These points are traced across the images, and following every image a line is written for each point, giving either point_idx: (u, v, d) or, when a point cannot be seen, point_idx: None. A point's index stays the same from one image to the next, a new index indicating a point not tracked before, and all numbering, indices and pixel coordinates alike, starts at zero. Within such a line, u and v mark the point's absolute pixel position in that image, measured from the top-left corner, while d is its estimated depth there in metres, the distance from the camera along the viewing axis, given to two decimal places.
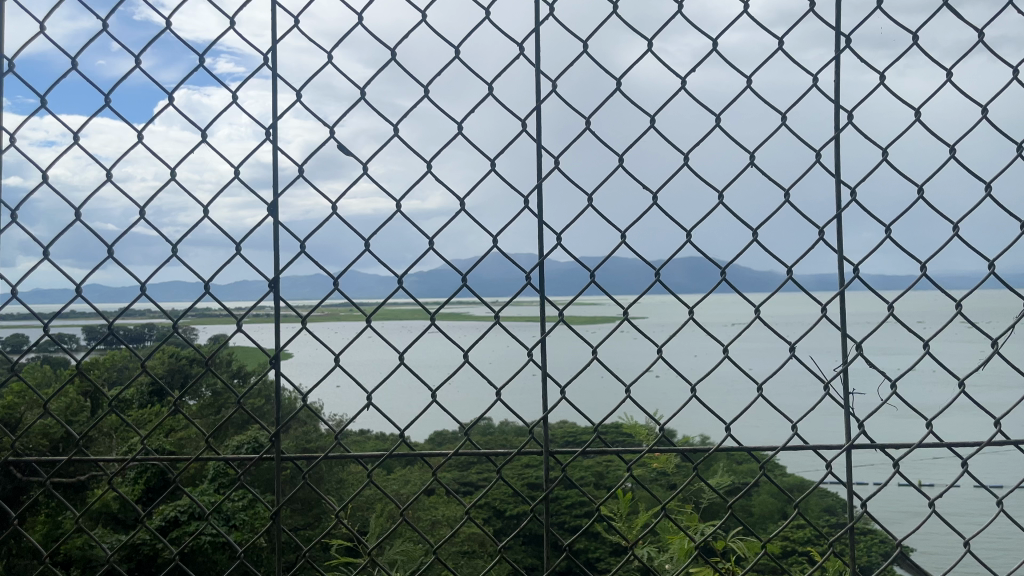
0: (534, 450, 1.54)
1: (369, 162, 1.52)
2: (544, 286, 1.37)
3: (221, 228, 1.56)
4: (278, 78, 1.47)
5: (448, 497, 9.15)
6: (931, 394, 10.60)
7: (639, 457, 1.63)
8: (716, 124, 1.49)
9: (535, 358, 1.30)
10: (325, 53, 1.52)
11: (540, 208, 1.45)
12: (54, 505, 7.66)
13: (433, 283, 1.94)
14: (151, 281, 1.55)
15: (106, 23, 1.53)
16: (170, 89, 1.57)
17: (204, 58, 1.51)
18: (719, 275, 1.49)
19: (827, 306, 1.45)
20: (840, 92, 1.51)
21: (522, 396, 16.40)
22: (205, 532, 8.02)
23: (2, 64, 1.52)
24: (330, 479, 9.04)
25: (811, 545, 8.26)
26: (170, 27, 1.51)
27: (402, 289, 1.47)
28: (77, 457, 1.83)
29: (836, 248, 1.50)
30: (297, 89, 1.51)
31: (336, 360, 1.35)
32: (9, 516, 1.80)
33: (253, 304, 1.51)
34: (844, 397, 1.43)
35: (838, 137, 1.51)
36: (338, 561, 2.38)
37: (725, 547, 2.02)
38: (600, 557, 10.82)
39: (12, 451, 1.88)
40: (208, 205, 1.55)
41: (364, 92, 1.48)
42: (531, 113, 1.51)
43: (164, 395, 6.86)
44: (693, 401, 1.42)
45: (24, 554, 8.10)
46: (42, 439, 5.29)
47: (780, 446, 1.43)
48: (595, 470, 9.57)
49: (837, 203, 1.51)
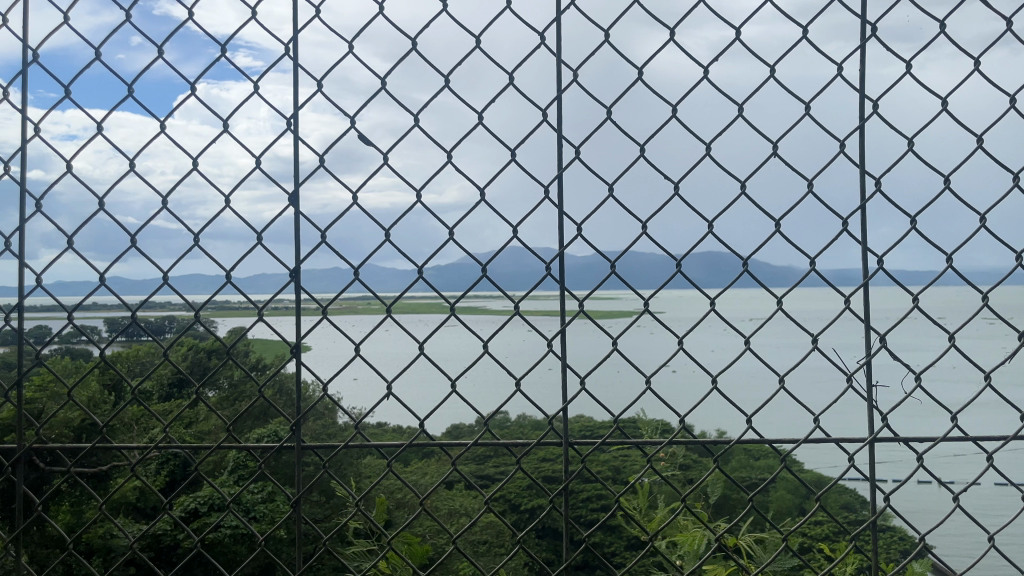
0: (553, 441, 1.52)
1: (390, 153, 1.46)
2: (564, 277, 1.33)
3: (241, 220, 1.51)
4: (298, 68, 1.44)
5: (466, 489, 9.13)
6: (956, 390, 10.42)
7: (659, 450, 1.61)
8: (740, 110, 1.46)
9: (554, 348, 1.27)
10: (346, 43, 1.44)
11: (559, 198, 1.42)
12: (77, 495, 7.72)
13: (451, 277, 1.92)
14: (171, 275, 1.51)
15: (129, 15, 1.53)
16: (192, 80, 1.51)
17: (225, 50, 1.50)
18: (741, 266, 1.44)
19: (850, 298, 1.41)
20: (866, 82, 1.49)
21: (540, 388, 16.37)
22: (225, 523, 8.07)
23: (27, 55, 1.53)
24: (348, 470, 9.05)
25: (830, 540, 8.17)
26: (191, 18, 1.50)
27: (422, 280, 1.44)
28: (98, 446, 1.82)
29: (861, 239, 1.47)
30: (318, 80, 1.47)
31: (355, 350, 1.32)
32: (33, 503, 1.79)
33: (275, 295, 1.48)
34: (867, 389, 1.40)
35: (864, 127, 1.48)
36: (355, 548, 2.37)
37: (740, 542, 1.99)
38: (617, 550, 10.78)
39: (36, 438, 1.87)
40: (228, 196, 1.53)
41: (383, 79, 1.43)
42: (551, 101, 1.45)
43: (185, 386, 6.81)
44: (715, 394, 1.37)
45: (48, 542, 8.15)
46: (64, 428, 5.31)
47: (800, 439, 1.39)
48: (613, 464, 9.53)
49: (862, 192, 1.47)
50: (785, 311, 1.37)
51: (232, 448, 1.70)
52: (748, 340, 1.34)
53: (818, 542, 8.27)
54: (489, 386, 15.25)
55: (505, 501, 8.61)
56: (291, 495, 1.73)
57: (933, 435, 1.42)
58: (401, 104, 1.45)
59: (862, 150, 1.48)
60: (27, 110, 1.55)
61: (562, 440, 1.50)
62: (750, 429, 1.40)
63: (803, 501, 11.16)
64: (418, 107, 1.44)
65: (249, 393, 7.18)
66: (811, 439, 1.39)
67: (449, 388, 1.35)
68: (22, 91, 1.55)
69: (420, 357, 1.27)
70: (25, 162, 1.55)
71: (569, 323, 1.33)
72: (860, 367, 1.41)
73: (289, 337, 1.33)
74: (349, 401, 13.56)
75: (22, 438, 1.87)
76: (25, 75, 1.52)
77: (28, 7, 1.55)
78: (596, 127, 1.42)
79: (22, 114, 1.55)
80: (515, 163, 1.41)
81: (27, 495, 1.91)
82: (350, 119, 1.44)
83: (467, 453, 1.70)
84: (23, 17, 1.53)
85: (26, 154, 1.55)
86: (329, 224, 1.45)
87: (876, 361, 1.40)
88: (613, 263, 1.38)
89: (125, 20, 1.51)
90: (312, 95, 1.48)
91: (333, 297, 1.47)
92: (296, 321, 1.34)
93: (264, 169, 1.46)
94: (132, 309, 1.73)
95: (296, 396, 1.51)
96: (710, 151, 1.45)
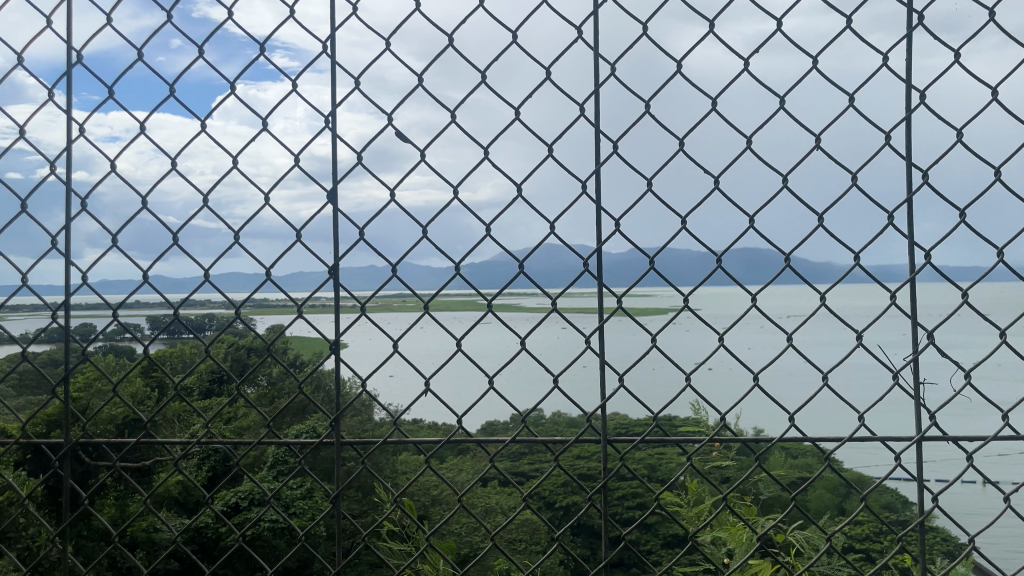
0: (592, 438, 1.52)
1: (427, 150, 1.47)
2: (602, 274, 1.32)
3: (281, 217, 1.55)
4: (335, 66, 1.45)
5: (503, 486, 9.14)
6: (1005, 389, 10.14)
7: (700, 449, 1.59)
8: (781, 102, 1.44)
9: (593, 346, 1.27)
10: (383, 41, 1.45)
11: (597, 194, 1.41)
12: (122, 489, 7.87)
13: (488, 274, 1.92)
14: (212, 271, 1.54)
15: (171, 17, 1.58)
16: (233, 79, 1.59)
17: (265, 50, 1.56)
18: (783, 262, 1.42)
19: (896, 294, 1.39)
20: (912, 73, 1.46)
21: (577, 386, 16.32)
22: (265, 517, 8.17)
23: (71, 57, 1.56)
24: (386, 467, 9.11)
25: (872, 541, 8.01)
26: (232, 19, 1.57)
27: (460, 277, 1.45)
28: (142, 441, 1.86)
29: (906, 234, 1.44)
30: (355, 78, 1.49)
31: (394, 346, 1.33)
32: (79, 497, 1.83)
33: (314, 293, 1.50)
34: (914, 387, 1.38)
35: (909, 119, 1.45)
36: (393, 544, 2.39)
37: (786, 540, 1.97)
38: (654, 548, 10.70)
39: (82, 433, 1.92)
40: (268, 193, 1.60)
41: (420, 78, 1.45)
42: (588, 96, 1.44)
43: (225, 382, 6.91)
44: (757, 392, 1.36)
45: (94, 535, 8.33)
46: (109, 423, 5.42)
47: (845, 437, 1.38)
48: (650, 462, 9.45)
49: (907, 186, 1.44)
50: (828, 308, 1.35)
51: (271, 445, 1.72)
52: (790, 337, 1.33)
53: (860, 542, 8.12)
54: (525, 383, 15.25)
55: (543, 498, 8.59)
56: (330, 490, 1.75)
57: (983, 435, 1.39)
58: (437, 102, 1.47)
59: (908, 142, 1.45)
60: (71, 109, 1.58)
61: (601, 438, 1.49)
62: (793, 427, 1.39)
63: (845, 501, 10.96)
64: (456, 104, 1.46)
65: (288, 389, 7.26)
66: (856, 438, 1.37)
67: (487, 385, 1.35)
68: (67, 93, 1.58)
69: (458, 354, 1.27)
70: (70, 162, 1.58)
71: (608, 319, 1.33)
72: (907, 364, 1.39)
73: (328, 334, 1.35)
74: (386, 397, 13.67)
75: (69, 433, 1.91)
76: (70, 76, 1.57)
77: (72, 9, 1.58)
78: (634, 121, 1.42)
79: (67, 113, 1.58)
80: (552, 160, 1.41)
81: (74, 489, 1.95)
82: (387, 118, 1.47)
83: (506, 450, 1.71)
84: (67, 19, 1.56)
85: (72, 153, 1.59)
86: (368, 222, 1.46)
87: (923, 358, 1.37)
88: (652, 260, 1.37)
89: (171, 23, 1.57)
90: (349, 94, 1.51)
91: (371, 295, 1.48)
92: (335, 318, 1.35)
93: (303, 167, 1.47)
94: (175, 307, 1.77)
95: (335, 392, 1.53)
96: (750, 146, 1.44)
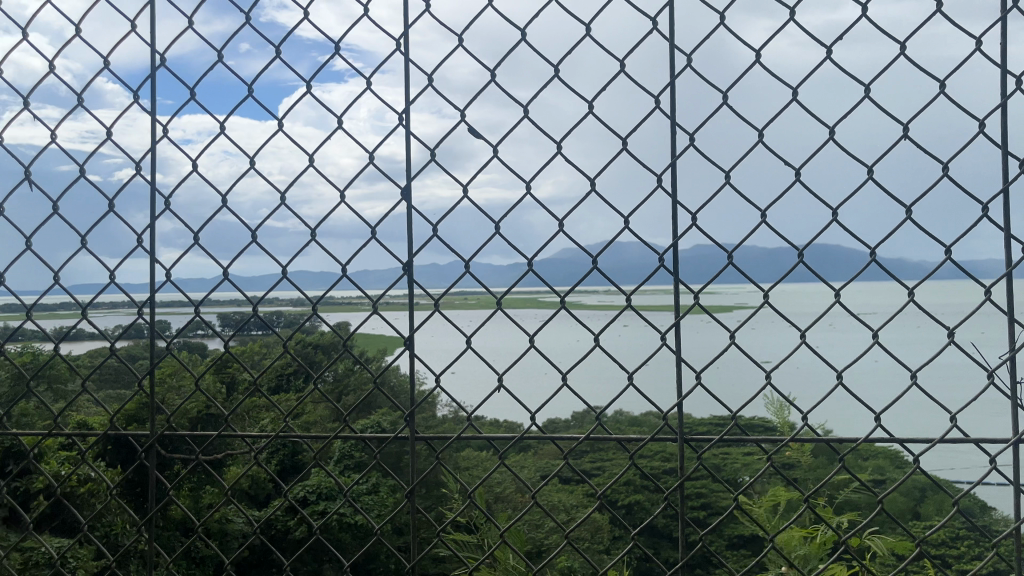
0: (667, 437, 1.48)
1: (500, 145, 1.43)
2: (677, 270, 1.28)
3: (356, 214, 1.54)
4: (408, 62, 1.45)
5: (570, 483, 9.09)
6: None
7: (780, 448, 1.54)
8: (871, 89, 1.36)
9: (668, 342, 1.24)
10: (456, 37, 1.45)
11: (673, 188, 1.37)
12: (198, 480, 8.11)
13: (560, 269, 1.90)
14: (289, 268, 1.55)
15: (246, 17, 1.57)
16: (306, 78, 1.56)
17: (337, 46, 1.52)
18: (869, 257, 1.36)
19: (992, 289, 1.32)
20: (1007, 57, 1.38)
21: (646, 382, 16.14)
22: (335, 509, 8.30)
23: (155, 60, 1.60)
24: (454, 462, 9.16)
25: (957, 547, 7.67)
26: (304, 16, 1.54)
27: (533, 273, 1.43)
28: (221, 433, 1.90)
29: (1002, 226, 1.37)
30: (428, 75, 1.48)
31: (467, 342, 1.31)
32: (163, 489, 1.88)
33: (388, 289, 1.51)
34: (1011, 386, 1.31)
35: (1006, 104, 1.38)
36: (464, 538, 2.40)
37: (866, 544, 1.89)
38: (724, 549, 10.51)
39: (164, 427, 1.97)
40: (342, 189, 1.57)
41: (492, 71, 1.43)
42: (663, 89, 1.40)
43: (296, 378, 7.03)
44: (842, 390, 1.31)
45: (171, 525, 8.61)
46: (187, 417, 5.58)
47: (936, 438, 1.32)
48: (721, 461, 9.29)
49: (1004, 176, 1.37)
50: (917, 304, 1.29)
51: (345, 439, 1.73)
52: (877, 334, 1.27)
53: (939, 550, 7.81)
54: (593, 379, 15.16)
55: (609, 499, 8.49)
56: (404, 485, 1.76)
57: None
58: (509, 96, 1.43)
59: (1004, 129, 1.38)
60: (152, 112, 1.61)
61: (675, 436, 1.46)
62: (880, 427, 1.33)
63: (926, 504, 10.56)
64: (528, 99, 1.41)
65: (357, 384, 7.36)
66: (948, 440, 1.32)
67: (561, 381, 1.33)
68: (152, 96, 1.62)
69: (531, 349, 1.26)
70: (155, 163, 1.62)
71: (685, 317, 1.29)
72: (1002, 363, 1.32)
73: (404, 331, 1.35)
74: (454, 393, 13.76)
75: (152, 425, 1.97)
76: (154, 79, 1.60)
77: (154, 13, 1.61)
78: (711, 113, 1.37)
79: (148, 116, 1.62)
80: (626, 153, 1.37)
81: (157, 481, 2.00)
82: (459, 112, 1.44)
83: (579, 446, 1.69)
84: (151, 24, 1.60)
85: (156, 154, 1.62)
86: (442, 219, 1.46)
87: (1020, 357, 1.31)
88: (731, 255, 1.32)
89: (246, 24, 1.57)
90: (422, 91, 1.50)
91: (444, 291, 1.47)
92: (409, 315, 1.36)
93: (377, 164, 1.48)
94: (255, 303, 1.80)
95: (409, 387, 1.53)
96: (835, 136, 1.37)
